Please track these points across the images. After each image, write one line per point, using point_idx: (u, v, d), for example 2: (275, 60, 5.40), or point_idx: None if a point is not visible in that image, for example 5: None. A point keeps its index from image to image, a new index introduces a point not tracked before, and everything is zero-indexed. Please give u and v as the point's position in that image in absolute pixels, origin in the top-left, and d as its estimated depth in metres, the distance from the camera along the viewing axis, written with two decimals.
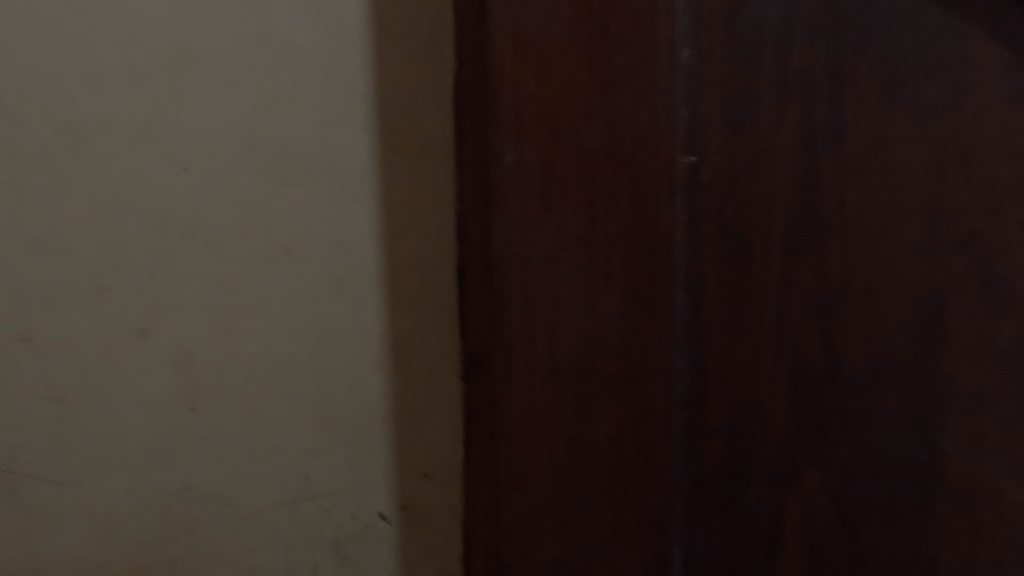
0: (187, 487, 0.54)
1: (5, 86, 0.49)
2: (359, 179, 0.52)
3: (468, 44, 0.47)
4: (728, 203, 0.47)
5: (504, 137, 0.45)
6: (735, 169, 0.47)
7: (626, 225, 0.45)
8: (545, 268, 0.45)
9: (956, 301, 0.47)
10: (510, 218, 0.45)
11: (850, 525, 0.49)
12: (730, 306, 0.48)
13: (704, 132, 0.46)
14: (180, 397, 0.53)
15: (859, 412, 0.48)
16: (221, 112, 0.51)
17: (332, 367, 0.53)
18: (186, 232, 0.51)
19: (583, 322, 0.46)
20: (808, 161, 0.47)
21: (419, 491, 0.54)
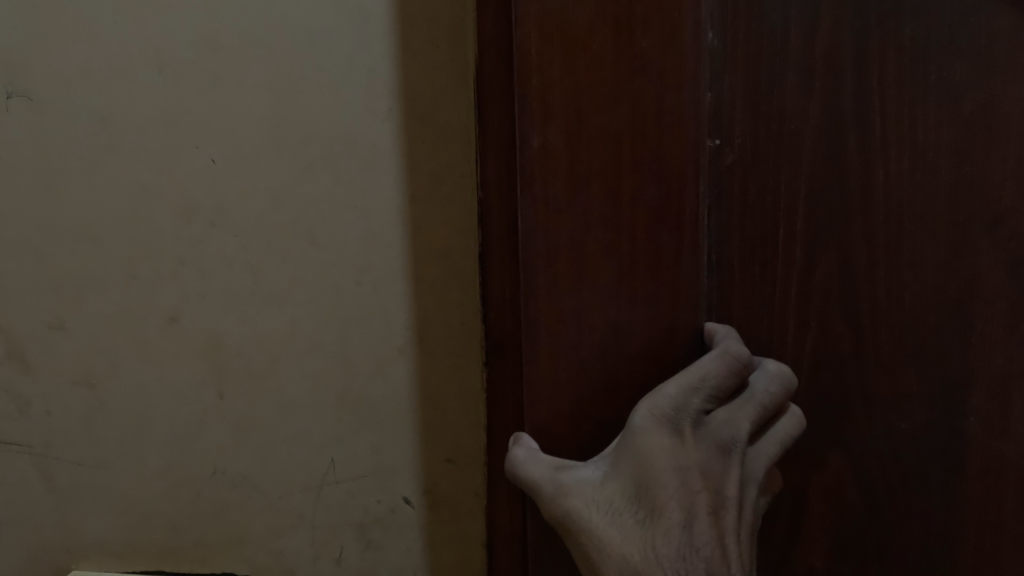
0: (217, 471, 0.55)
1: (35, 77, 0.50)
2: (381, 166, 0.52)
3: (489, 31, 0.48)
4: (752, 181, 0.49)
5: (531, 120, 0.44)
6: (758, 155, 0.49)
7: (654, 206, 0.47)
8: (571, 251, 0.45)
9: (982, 283, 0.49)
10: (537, 201, 0.44)
11: (873, 505, 0.52)
12: (754, 286, 0.50)
13: (728, 118, 0.49)
14: (209, 382, 0.54)
15: (881, 392, 0.51)
16: (245, 101, 0.51)
17: (357, 353, 0.54)
18: (213, 221, 0.52)
19: (609, 304, 0.46)
20: (833, 139, 0.49)
21: (442, 475, 0.55)
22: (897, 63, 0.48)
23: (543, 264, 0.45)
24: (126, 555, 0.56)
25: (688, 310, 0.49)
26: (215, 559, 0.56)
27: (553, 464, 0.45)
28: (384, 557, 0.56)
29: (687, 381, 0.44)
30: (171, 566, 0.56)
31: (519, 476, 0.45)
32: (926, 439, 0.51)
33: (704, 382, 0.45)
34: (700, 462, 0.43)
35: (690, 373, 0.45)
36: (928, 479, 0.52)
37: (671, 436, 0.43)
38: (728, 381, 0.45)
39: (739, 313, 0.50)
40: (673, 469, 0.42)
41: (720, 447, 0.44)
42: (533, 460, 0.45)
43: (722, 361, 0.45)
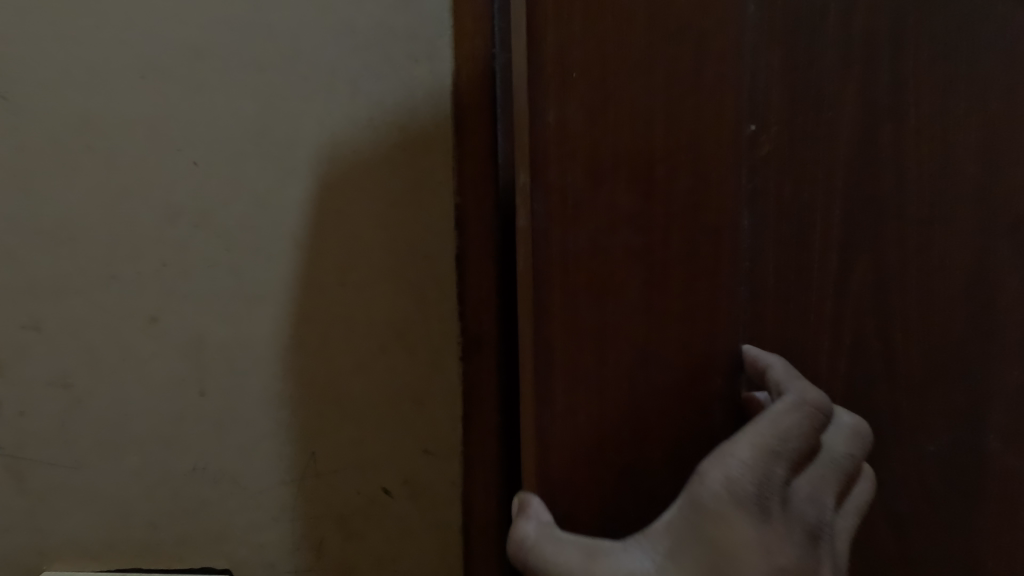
0: (197, 467, 0.56)
1: (16, 81, 0.50)
2: (363, 171, 0.54)
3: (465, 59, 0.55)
4: (786, 175, 0.45)
5: (546, 92, 0.39)
6: (790, 148, 0.45)
7: (684, 210, 0.42)
8: (596, 252, 0.40)
9: (1005, 289, 0.49)
10: (555, 189, 0.39)
11: (900, 524, 0.50)
12: (789, 292, 0.46)
13: (764, 101, 0.44)
14: (190, 381, 0.55)
15: (912, 403, 0.49)
16: (230, 108, 0.53)
17: (339, 350, 0.56)
18: (196, 223, 0.54)
19: (637, 310, 0.42)
20: (868, 136, 0.46)
21: (422, 466, 0.58)
22: (931, 56, 0.46)
23: (561, 266, 0.40)
24: (102, 554, 0.57)
25: (721, 325, 0.45)
26: (194, 555, 0.57)
27: (584, 549, 0.39)
28: (365, 546, 0.58)
29: (763, 444, 0.39)
30: (150, 563, 0.57)
31: (545, 559, 0.39)
32: (949, 451, 0.50)
33: (784, 446, 0.40)
34: (782, 544, 0.39)
35: (767, 434, 0.40)
36: (950, 492, 0.51)
37: (752, 518, 0.38)
38: (804, 441, 0.41)
39: (773, 322, 0.46)
40: (755, 558, 0.38)
41: (801, 524, 0.41)
42: (555, 540, 0.39)
43: (800, 423, 0.41)
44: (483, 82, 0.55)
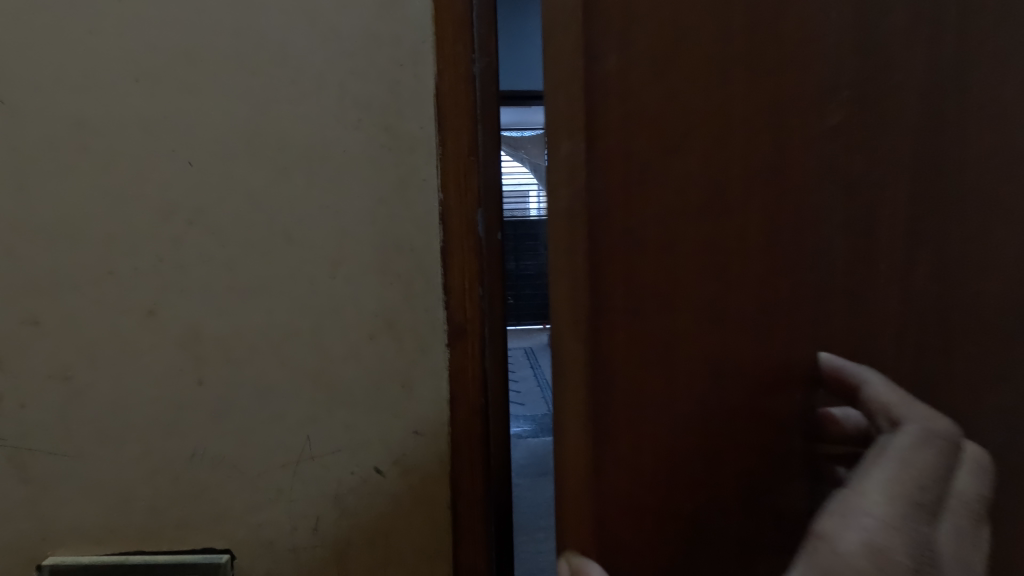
0: (196, 453, 0.59)
1: (20, 90, 0.54)
2: (350, 168, 0.58)
3: (445, 60, 0.58)
4: (862, 156, 0.43)
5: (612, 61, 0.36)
6: (852, 139, 0.43)
7: (751, 211, 0.40)
8: (660, 244, 0.38)
9: None
10: (615, 171, 0.37)
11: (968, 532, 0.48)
12: (859, 289, 0.44)
13: (839, 78, 0.42)
14: (188, 371, 0.58)
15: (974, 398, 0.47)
16: (222, 111, 0.56)
17: (329, 338, 0.59)
18: (191, 220, 0.56)
19: (702, 307, 0.40)
20: (935, 113, 0.44)
21: (412, 446, 0.61)
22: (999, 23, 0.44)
23: (623, 262, 0.38)
24: (104, 538, 0.59)
25: (790, 325, 0.43)
26: (193, 536, 0.60)
27: None
28: (358, 523, 0.62)
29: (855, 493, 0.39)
30: (151, 545, 0.60)
31: None
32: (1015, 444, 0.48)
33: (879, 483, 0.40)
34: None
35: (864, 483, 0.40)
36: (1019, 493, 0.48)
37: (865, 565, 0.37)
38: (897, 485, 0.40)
39: (842, 318, 0.45)
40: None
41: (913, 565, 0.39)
42: None
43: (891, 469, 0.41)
44: (463, 81, 0.58)
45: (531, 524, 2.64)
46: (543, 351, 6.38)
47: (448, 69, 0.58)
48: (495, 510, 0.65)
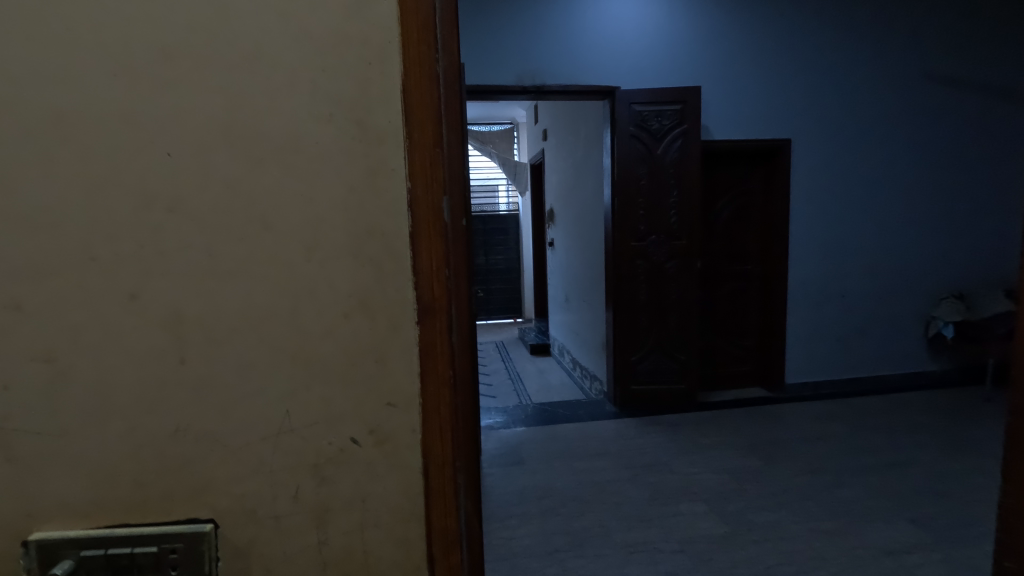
0: (179, 429, 0.63)
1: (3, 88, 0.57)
2: (321, 159, 0.62)
3: (411, 59, 0.62)
4: None
5: None
6: None
7: None
8: None
9: None
10: None
11: None
12: None
13: None
14: (170, 352, 0.61)
15: None
16: (199, 104, 0.59)
17: (306, 317, 0.63)
18: (170, 208, 0.60)
19: None
20: None
21: (386, 417, 0.66)
22: None
23: None
24: (91, 513, 0.62)
25: None
26: (179, 508, 0.64)
27: None
28: (335, 491, 0.66)
29: None
30: (137, 518, 0.63)
31: None
32: None
33: None
34: None
35: None
36: None
37: None
38: None
39: None
40: None
41: None
42: None
43: None
44: (427, 78, 0.63)
45: (504, 511, 2.71)
46: (514, 344, 6.47)
47: (413, 68, 0.62)
48: (463, 474, 0.70)
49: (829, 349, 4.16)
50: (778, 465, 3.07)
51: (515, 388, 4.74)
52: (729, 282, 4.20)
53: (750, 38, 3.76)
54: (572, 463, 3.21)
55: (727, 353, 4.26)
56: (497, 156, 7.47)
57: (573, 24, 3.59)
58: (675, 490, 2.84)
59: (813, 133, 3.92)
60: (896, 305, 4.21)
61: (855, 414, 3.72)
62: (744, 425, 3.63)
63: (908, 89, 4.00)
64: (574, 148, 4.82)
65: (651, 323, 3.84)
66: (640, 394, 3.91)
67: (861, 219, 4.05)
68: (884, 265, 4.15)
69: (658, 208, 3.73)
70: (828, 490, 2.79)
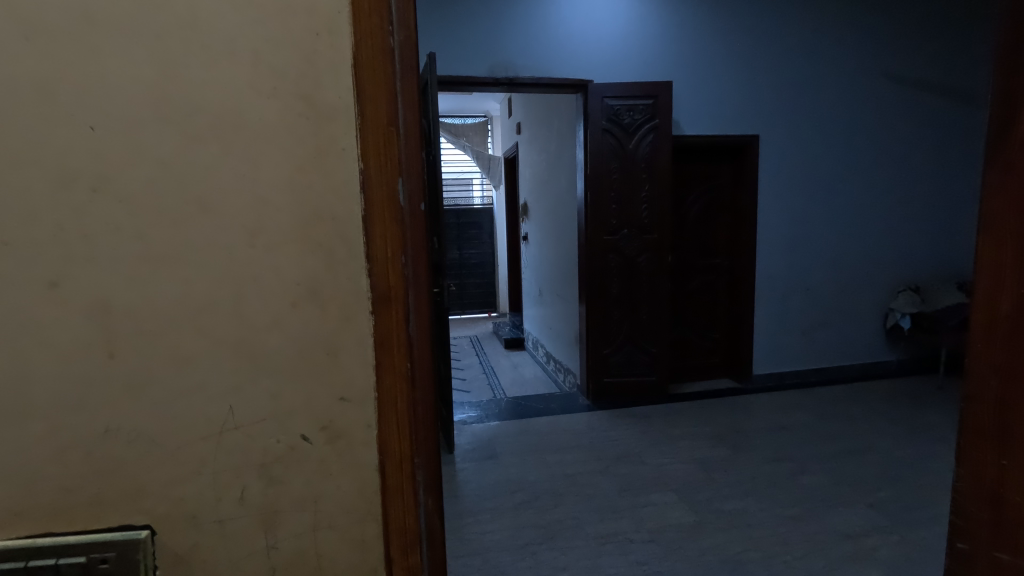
0: (110, 429, 0.57)
1: None
2: (265, 138, 0.57)
3: (362, 33, 0.58)
4: None
5: None
6: None
7: None
8: None
9: None
10: None
11: None
12: None
13: None
14: (98, 345, 0.56)
15: None
16: (127, 74, 0.54)
17: (252, 308, 0.59)
18: (95, 188, 0.55)
19: None
20: None
21: (338, 413, 0.62)
22: None
23: None
24: (9, 523, 0.57)
25: None
26: (109, 516, 0.59)
27: None
28: (284, 492, 0.62)
29: None
30: (63, 526, 0.58)
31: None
32: None
33: None
34: None
35: None
36: None
37: None
38: None
39: None
40: None
41: None
42: None
43: None
44: (381, 54, 0.59)
45: (476, 506, 2.69)
46: (488, 338, 6.45)
47: (365, 43, 0.58)
48: (423, 472, 0.67)
49: (793, 340, 4.28)
50: (745, 455, 3.14)
51: (489, 383, 4.72)
52: (699, 276, 4.26)
53: (720, 34, 3.80)
54: (545, 456, 3.21)
55: (696, 346, 4.34)
56: (470, 149, 7.41)
57: (546, 15, 3.56)
58: (646, 480, 2.87)
59: (780, 130, 3.99)
60: (856, 299, 4.35)
61: (818, 403, 3.83)
62: (714, 415, 3.69)
63: (871, 89, 4.11)
64: (547, 142, 4.80)
65: (622, 317, 3.87)
66: (612, 387, 3.93)
67: (826, 215, 4.16)
68: (847, 260, 4.27)
69: (629, 202, 3.74)
70: (791, 477, 2.87)
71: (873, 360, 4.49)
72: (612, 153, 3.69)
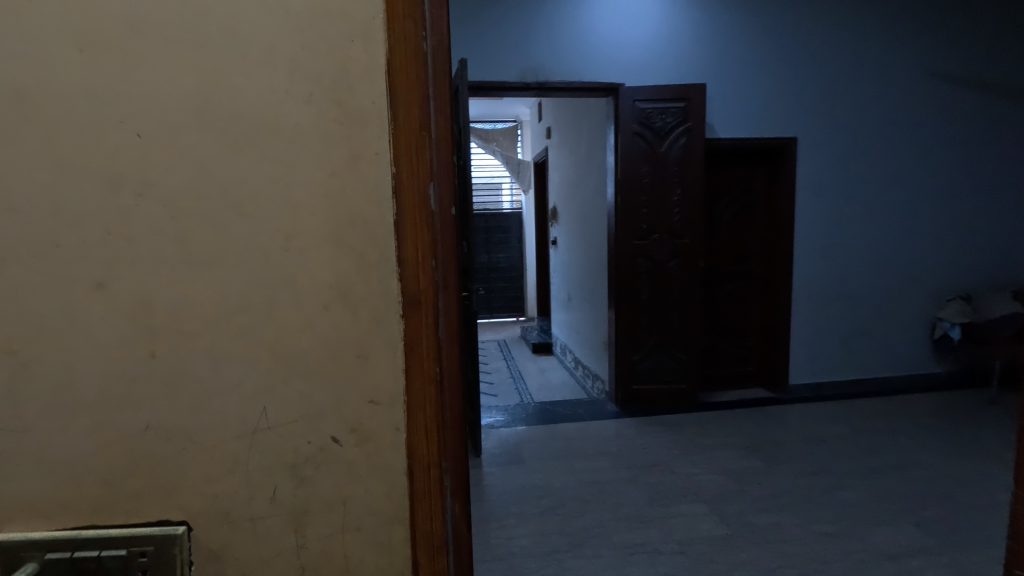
0: (149, 426, 0.59)
1: None
2: (300, 143, 0.58)
3: (396, 39, 0.59)
4: None
5: None
6: None
7: None
8: None
9: None
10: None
11: None
12: None
13: None
14: (140, 344, 0.58)
15: None
16: (171, 82, 0.56)
17: (285, 310, 0.60)
18: (141, 192, 0.57)
19: None
20: None
21: (367, 416, 0.63)
22: None
23: None
24: (56, 513, 0.59)
25: None
26: (148, 510, 0.60)
27: None
28: (313, 492, 0.63)
29: None
30: (105, 519, 0.60)
31: None
32: None
33: None
34: None
35: None
36: None
37: None
38: None
39: None
40: None
41: None
42: None
43: None
44: (414, 60, 0.59)
45: (503, 510, 2.68)
46: (516, 342, 6.45)
47: (399, 49, 0.59)
48: (450, 477, 0.67)
49: (832, 349, 4.13)
50: (780, 467, 3.03)
51: (516, 387, 4.71)
52: (732, 282, 4.16)
53: (755, 35, 3.71)
54: (572, 462, 3.18)
55: (728, 354, 4.24)
56: (500, 153, 7.44)
57: (577, 19, 3.54)
58: (675, 490, 2.81)
59: (819, 132, 3.87)
60: (900, 307, 4.16)
61: (858, 416, 3.68)
62: (747, 425, 3.59)
63: (917, 89, 3.94)
64: (577, 146, 4.78)
65: (652, 323, 3.80)
66: (641, 394, 3.87)
67: (868, 219, 4.01)
68: (890, 266, 4.10)
69: (660, 206, 3.68)
70: (829, 492, 2.76)
71: (918, 373, 4.29)
72: (643, 157, 3.64)
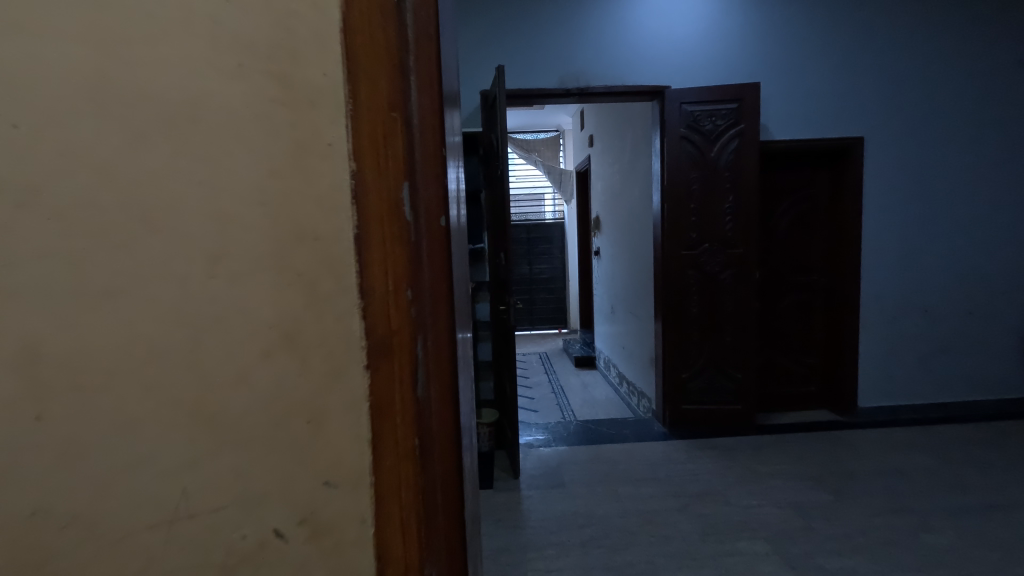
0: (37, 512, 0.44)
1: None
2: (227, 133, 0.42)
3: None
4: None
5: None
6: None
7: None
8: None
9: None
10: None
11: None
12: None
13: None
14: (24, 404, 0.44)
15: None
16: (57, 54, 0.41)
17: (211, 361, 0.44)
18: (21, 201, 0.42)
19: None
20: None
21: (323, 500, 0.46)
22: None
23: None
24: None
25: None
26: None
27: None
28: None
29: None
30: None
31: None
32: None
33: None
34: None
35: None
36: None
37: None
38: None
39: None
40: None
41: None
42: None
43: None
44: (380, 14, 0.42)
45: (540, 540, 2.47)
46: (558, 355, 6.22)
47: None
48: None
49: (909, 369, 3.69)
50: (853, 502, 2.67)
51: (557, 403, 4.49)
52: (791, 294, 3.81)
53: (813, 27, 3.40)
54: (616, 488, 2.93)
55: (789, 372, 3.87)
56: (541, 163, 7.29)
57: (618, 19, 3.35)
58: (731, 525, 2.51)
59: (890, 129, 3.50)
60: (991, 322, 3.67)
61: (945, 445, 3.23)
62: (813, 452, 3.22)
63: (1005, 79, 3.49)
64: (620, 152, 4.56)
65: (703, 338, 3.51)
66: (692, 416, 3.57)
67: (949, 224, 3.57)
68: (978, 277, 3.63)
69: (711, 212, 3.40)
70: (914, 534, 2.38)
71: (1015, 397, 3.76)
72: (691, 162, 3.38)
